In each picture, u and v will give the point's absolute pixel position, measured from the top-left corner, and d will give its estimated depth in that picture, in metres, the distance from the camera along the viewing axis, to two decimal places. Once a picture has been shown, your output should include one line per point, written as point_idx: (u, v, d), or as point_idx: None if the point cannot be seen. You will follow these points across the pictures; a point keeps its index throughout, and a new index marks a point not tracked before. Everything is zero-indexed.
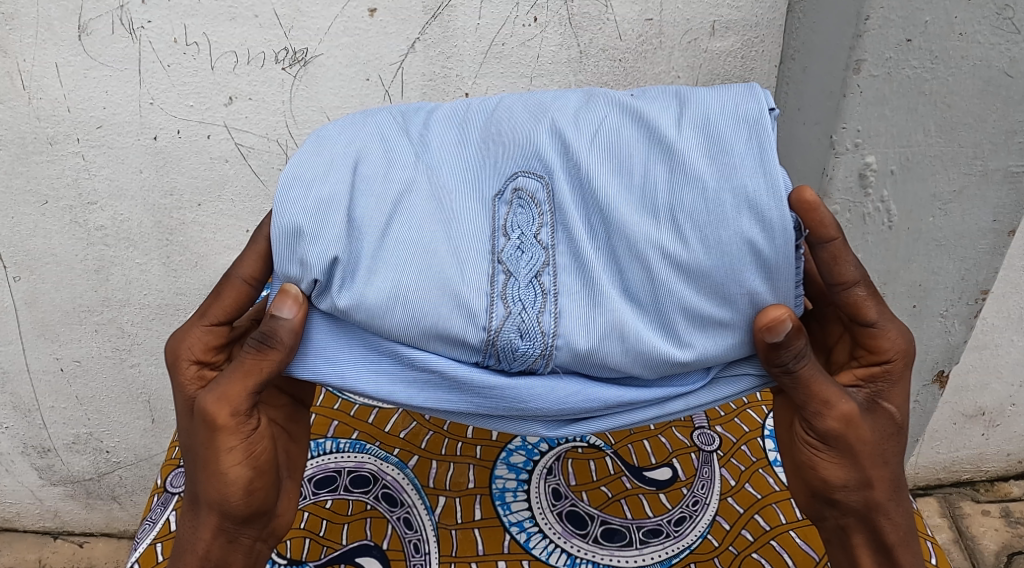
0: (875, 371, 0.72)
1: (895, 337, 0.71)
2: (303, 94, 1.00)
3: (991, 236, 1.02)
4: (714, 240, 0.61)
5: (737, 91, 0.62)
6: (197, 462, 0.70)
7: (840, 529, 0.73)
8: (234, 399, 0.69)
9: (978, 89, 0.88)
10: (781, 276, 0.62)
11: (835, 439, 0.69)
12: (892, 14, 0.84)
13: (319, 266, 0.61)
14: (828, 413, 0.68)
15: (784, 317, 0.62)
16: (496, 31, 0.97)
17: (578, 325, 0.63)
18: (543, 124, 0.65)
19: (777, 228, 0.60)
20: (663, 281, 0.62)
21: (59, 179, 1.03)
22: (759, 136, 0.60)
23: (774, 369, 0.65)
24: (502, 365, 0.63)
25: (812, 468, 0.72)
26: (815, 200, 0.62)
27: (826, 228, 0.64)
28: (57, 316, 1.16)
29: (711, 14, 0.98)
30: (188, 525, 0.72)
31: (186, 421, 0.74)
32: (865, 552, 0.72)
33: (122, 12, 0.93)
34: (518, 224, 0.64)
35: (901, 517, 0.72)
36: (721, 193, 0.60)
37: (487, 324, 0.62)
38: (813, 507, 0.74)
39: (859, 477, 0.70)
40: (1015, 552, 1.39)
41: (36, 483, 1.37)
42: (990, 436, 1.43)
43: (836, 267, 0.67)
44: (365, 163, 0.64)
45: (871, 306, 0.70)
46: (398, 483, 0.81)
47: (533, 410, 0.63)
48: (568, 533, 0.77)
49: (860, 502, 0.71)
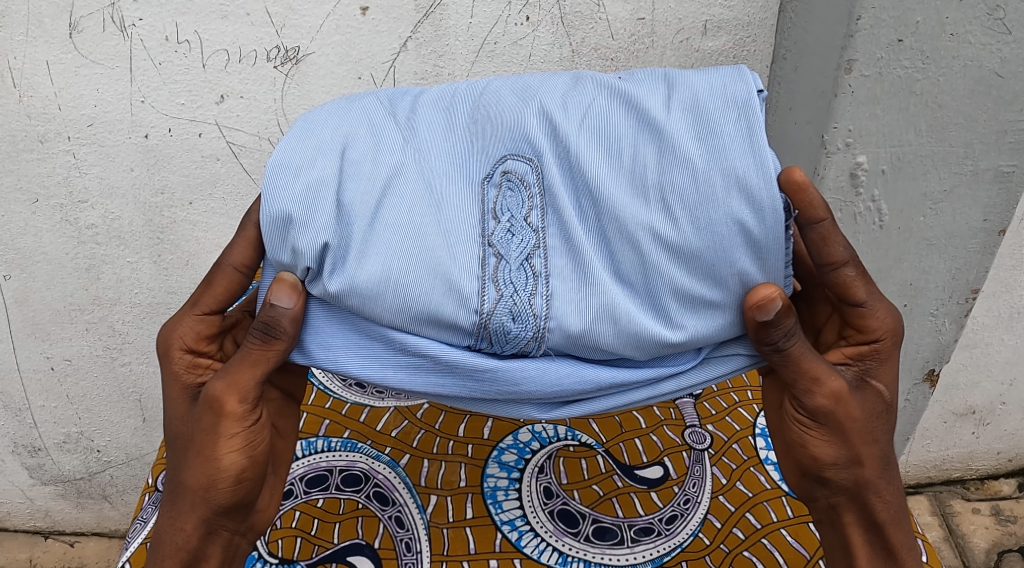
0: (864, 349, 0.73)
1: (883, 316, 0.71)
2: (294, 92, 0.99)
3: (982, 236, 1.02)
4: (705, 222, 0.61)
5: (724, 73, 0.63)
6: (190, 448, 0.70)
7: (831, 508, 0.73)
8: (243, 386, 0.69)
9: (969, 89, 0.88)
10: (771, 256, 0.62)
11: (825, 416, 0.70)
12: (883, 13, 0.84)
13: (311, 253, 0.62)
14: (818, 390, 0.69)
15: (774, 295, 0.62)
16: (489, 29, 0.97)
17: (570, 306, 0.63)
18: (531, 107, 0.64)
19: (767, 208, 0.60)
20: (655, 263, 0.62)
21: (49, 177, 1.03)
22: (746, 117, 0.61)
23: (764, 348, 0.65)
24: (494, 348, 0.63)
25: (802, 446, 0.73)
26: (804, 180, 0.63)
27: (816, 208, 0.66)
28: (48, 315, 1.15)
29: (702, 13, 0.98)
30: (166, 516, 0.71)
31: (181, 408, 0.74)
32: (856, 530, 0.73)
33: (113, 10, 0.92)
34: (507, 208, 0.64)
35: (892, 496, 0.73)
36: (710, 175, 0.61)
37: (479, 307, 0.62)
38: (805, 488, 0.75)
39: (849, 455, 0.71)
40: (1005, 550, 1.40)
41: (27, 482, 1.37)
42: (981, 434, 1.44)
43: (825, 248, 0.68)
44: (353, 147, 0.64)
45: (860, 286, 0.70)
46: (390, 481, 0.81)
47: (527, 393, 0.63)
48: (559, 532, 0.77)
49: (850, 480, 0.72)
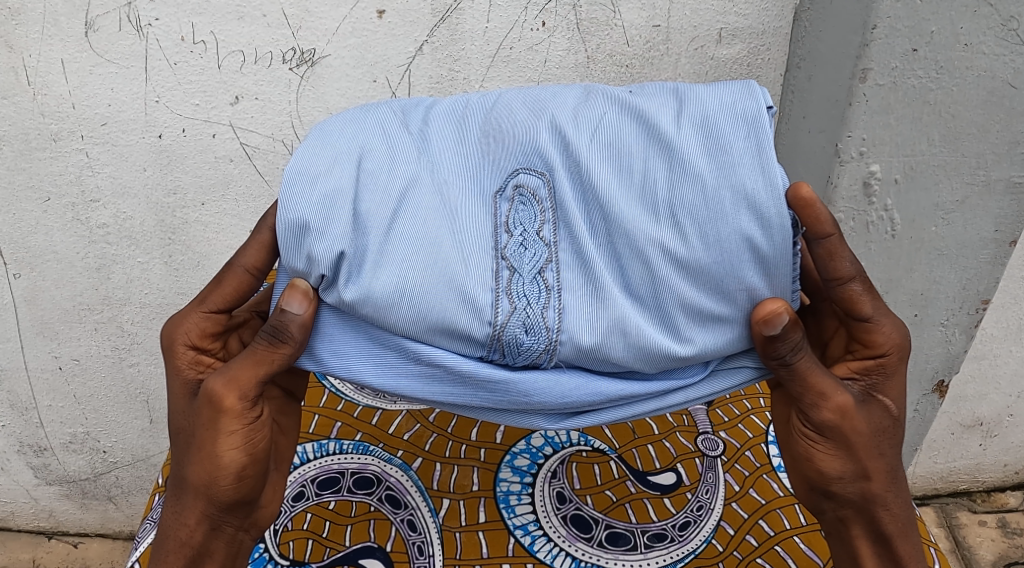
0: (869, 364, 0.73)
1: (890, 331, 0.71)
2: (309, 94, 0.99)
3: (992, 246, 1.03)
4: (714, 238, 0.61)
5: (734, 88, 0.62)
6: (191, 444, 0.70)
7: (839, 521, 0.73)
8: (244, 384, 0.69)
9: (982, 100, 0.89)
10: (779, 272, 0.62)
11: (830, 429, 0.70)
12: (899, 23, 0.85)
13: (326, 261, 0.61)
14: (825, 404, 0.69)
15: (780, 309, 0.62)
16: (505, 35, 0.97)
17: (582, 320, 0.63)
18: (542, 121, 0.64)
19: (776, 225, 0.60)
20: (664, 278, 0.62)
21: (61, 176, 1.03)
22: (756, 134, 0.60)
23: (771, 362, 0.65)
24: (506, 359, 0.63)
25: (808, 460, 0.72)
26: (812, 196, 0.62)
27: (823, 224, 0.64)
28: (57, 314, 1.15)
29: (717, 21, 0.98)
30: (171, 511, 0.71)
31: (185, 403, 0.74)
32: (864, 543, 0.73)
33: (129, 10, 0.93)
34: (520, 222, 0.64)
35: (900, 510, 0.72)
36: (720, 192, 0.61)
37: (493, 319, 0.62)
38: (811, 500, 0.75)
39: (856, 468, 0.71)
40: (1012, 563, 1.39)
41: (32, 482, 1.36)
42: (988, 446, 1.44)
43: (832, 262, 0.67)
44: (369, 157, 0.63)
45: (867, 300, 0.70)
46: (402, 484, 0.80)
47: (539, 404, 0.63)
48: (572, 537, 0.76)
49: (857, 494, 0.72)
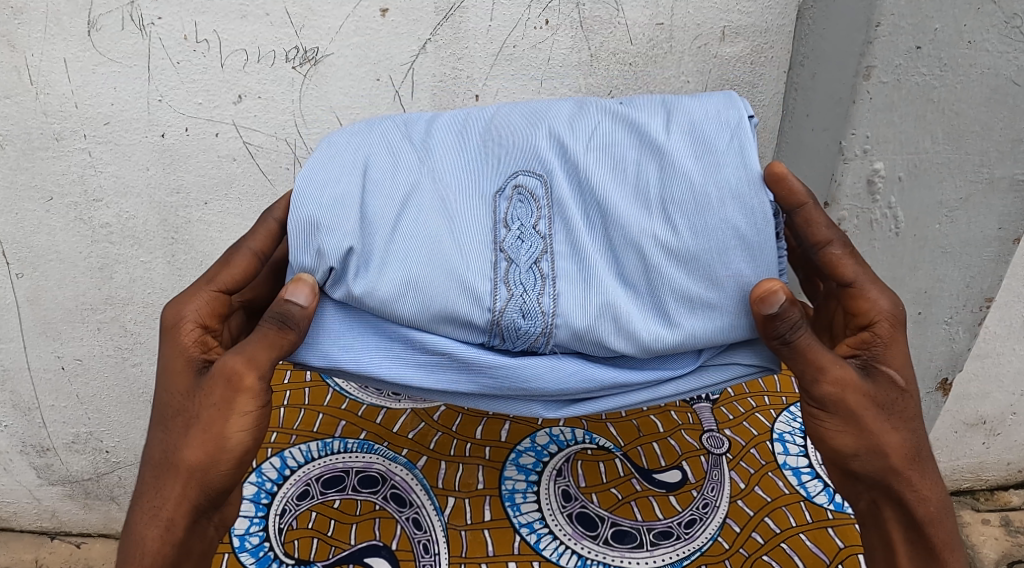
0: (865, 336, 0.72)
1: (877, 298, 0.71)
2: (313, 93, 0.99)
3: (996, 244, 1.03)
4: (704, 227, 0.61)
5: (716, 101, 0.63)
6: (192, 425, 0.69)
7: (872, 505, 0.73)
8: (260, 365, 0.68)
9: (986, 97, 0.89)
10: (763, 254, 0.61)
11: (836, 405, 0.69)
12: (902, 21, 0.84)
13: (336, 256, 0.62)
14: (824, 379, 0.68)
15: (776, 288, 0.60)
16: (508, 33, 0.97)
17: (575, 307, 0.62)
18: (540, 130, 0.65)
19: (759, 214, 0.61)
20: (657, 267, 0.62)
21: (64, 175, 1.03)
22: (739, 141, 0.61)
23: (772, 342, 0.63)
24: (506, 345, 0.63)
25: (823, 442, 0.71)
26: (784, 170, 0.65)
27: (798, 196, 0.67)
28: (60, 314, 1.15)
29: (721, 19, 0.98)
30: (154, 489, 0.70)
31: (188, 384, 0.72)
32: (896, 523, 0.73)
33: (132, 9, 0.93)
34: (518, 217, 0.63)
35: (927, 487, 0.72)
36: (707, 187, 0.61)
37: (491, 306, 0.62)
38: (845, 485, 0.74)
39: (873, 447, 0.70)
40: (1016, 561, 1.38)
41: (35, 482, 1.36)
42: (991, 445, 1.44)
43: (808, 228, 0.71)
44: (373, 167, 0.64)
45: (847, 264, 0.72)
46: (407, 483, 0.80)
47: (536, 391, 0.63)
48: (578, 535, 0.77)
49: (878, 473, 0.71)
